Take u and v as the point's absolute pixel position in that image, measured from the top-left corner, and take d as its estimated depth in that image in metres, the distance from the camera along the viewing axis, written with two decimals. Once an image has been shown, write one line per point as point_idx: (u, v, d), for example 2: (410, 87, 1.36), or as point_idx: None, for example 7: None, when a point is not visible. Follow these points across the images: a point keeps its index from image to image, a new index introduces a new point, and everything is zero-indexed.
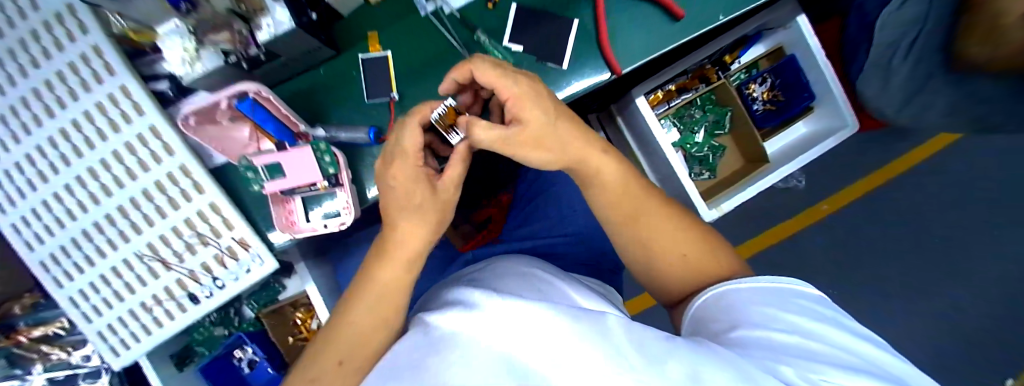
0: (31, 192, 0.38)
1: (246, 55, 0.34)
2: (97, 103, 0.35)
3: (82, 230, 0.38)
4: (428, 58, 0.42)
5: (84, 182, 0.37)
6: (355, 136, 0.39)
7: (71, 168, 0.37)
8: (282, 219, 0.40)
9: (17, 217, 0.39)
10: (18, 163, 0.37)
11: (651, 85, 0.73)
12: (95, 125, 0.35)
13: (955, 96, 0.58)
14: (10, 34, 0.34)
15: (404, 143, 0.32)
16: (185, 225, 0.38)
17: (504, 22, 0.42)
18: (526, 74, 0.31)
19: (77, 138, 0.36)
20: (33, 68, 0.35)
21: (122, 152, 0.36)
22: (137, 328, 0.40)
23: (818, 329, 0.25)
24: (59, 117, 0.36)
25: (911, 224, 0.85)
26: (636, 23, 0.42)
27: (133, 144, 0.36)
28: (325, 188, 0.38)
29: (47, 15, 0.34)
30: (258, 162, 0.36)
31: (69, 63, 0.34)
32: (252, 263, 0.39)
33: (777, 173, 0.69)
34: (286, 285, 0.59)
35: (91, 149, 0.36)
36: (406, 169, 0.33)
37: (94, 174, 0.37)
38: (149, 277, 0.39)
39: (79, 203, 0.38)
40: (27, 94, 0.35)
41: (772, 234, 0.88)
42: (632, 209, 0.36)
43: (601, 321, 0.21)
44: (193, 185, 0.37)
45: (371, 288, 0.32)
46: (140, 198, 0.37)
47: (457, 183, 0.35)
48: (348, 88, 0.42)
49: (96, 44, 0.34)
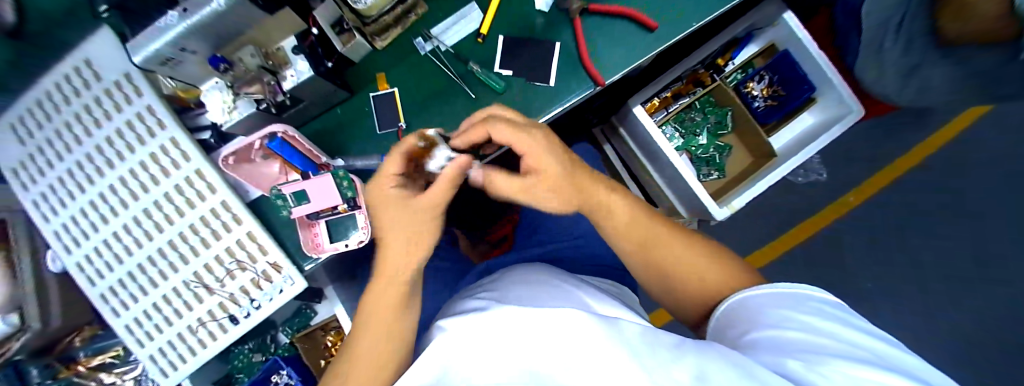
0: (95, 233, 0.43)
1: (274, 102, 0.39)
2: (152, 154, 0.40)
3: (137, 264, 0.43)
4: (430, 87, 0.45)
5: (140, 221, 0.42)
6: (370, 163, 0.44)
7: (129, 210, 0.42)
8: (308, 241, 0.44)
9: (81, 257, 0.44)
10: (85, 208, 0.43)
11: (647, 94, 0.76)
12: (150, 172, 0.41)
13: (959, 72, 0.57)
14: (78, 100, 0.40)
15: (384, 167, 0.35)
16: (226, 253, 0.43)
17: (493, 51, 0.45)
18: (539, 129, 0.35)
19: (135, 184, 0.41)
20: (95, 128, 0.40)
21: (173, 193, 0.41)
22: (183, 351, 0.44)
23: (831, 328, 0.25)
24: (118, 167, 0.41)
25: (935, 209, 0.82)
26: (615, 40, 0.44)
27: (182, 185, 0.41)
28: (345, 210, 0.43)
29: (108, 84, 0.39)
30: (286, 191, 0.39)
31: (126, 121, 0.40)
32: (284, 284, 0.44)
33: (787, 165, 0.70)
34: (316, 311, 0.70)
35: (146, 192, 0.41)
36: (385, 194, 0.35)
37: (149, 214, 0.42)
38: (195, 302, 0.43)
39: (137, 240, 0.42)
40: (91, 151, 0.41)
41: (788, 240, 0.86)
42: (642, 236, 0.37)
43: (615, 326, 0.22)
44: (233, 218, 0.42)
45: (371, 304, 0.34)
46: (188, 232, 0.42)
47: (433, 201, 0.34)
48: (362, 123, 0.45)
49: (149, 105, 0.39)
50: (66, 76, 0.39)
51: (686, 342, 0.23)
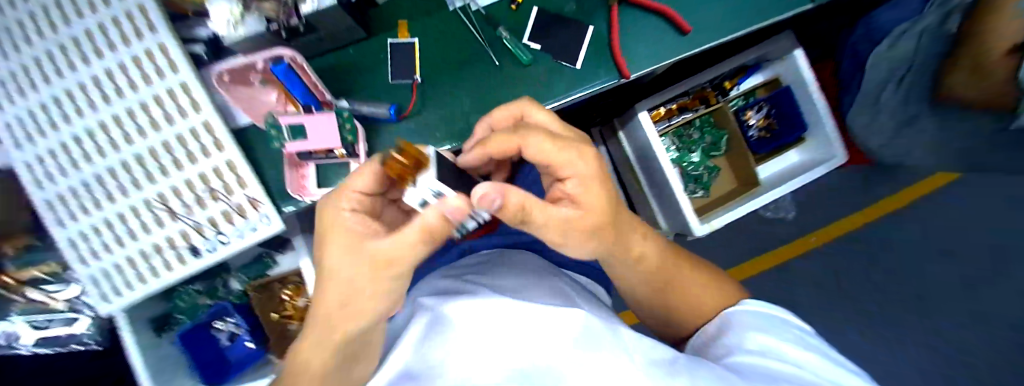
0: (50, 132, 0.38)
1: (288, 25, 0.35)
2: (134, 57, 0.36)
3: (95, 174, 0.39)
4: (451, 47, 0.43)
5: (106, 129, 0.38)
6: (377, 111, 0.40)
7: (96, 114, 0.37)
8: (295, 182, 0.41)
9: (28, 157, 0.39)
10: (42, 103, 0.37)
11: (655, 101, 0.74)
12: (128, 76, 0.36)
13: (942, 131, 0.63)
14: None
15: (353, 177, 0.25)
16: (199, 180, 0.39)
17: (525, 21, 0.43)
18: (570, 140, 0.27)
19: (107, 87, 0.37)
20: (76, 18, 0.35)
21: (150, 103, 0.37)
22: (134, 276, 0.41)
23: (806, 357, 0.28)
24: (95, 66, 0.36)
25: (887, 258, 0.89)
26: (647, 36, 0.44)
27: (161, 97, 0.37)
28: (342, 157, 0.40)
29: None
30: (283, 122, 0.36)
31: (112, 18, 0.35)
32: (260, 223, 0.40)
33: (767, 195, 0.73)
34: (279, 262, 0.61)
35: (121, 98, 0.37)
36: (342, 215, 0.25)
37: (118, 122, 0.38)
38: (155, 225, 0.40)
39: (99, 149, 0.38)
40: (66, 42, 0.36)
41: (759, 263, 0.90)
42: (664, 279, 0.37)
43: (610, 329, 0.28)
44: (214, 143, 0.38)
45: (318, 321, 0.27)
46: (160, 149, 0.38)
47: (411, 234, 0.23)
48: (375, 69, 0.42)
49: (142, 4, 0.35)
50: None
51: (680, 360, 0.26)
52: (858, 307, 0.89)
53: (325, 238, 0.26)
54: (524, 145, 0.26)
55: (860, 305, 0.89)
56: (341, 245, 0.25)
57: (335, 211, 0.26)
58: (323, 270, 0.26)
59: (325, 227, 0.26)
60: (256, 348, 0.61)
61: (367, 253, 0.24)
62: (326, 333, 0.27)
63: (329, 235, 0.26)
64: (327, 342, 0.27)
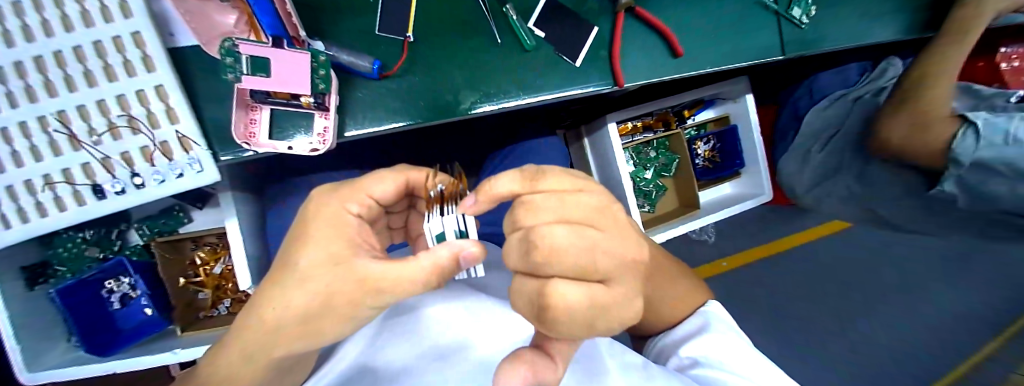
0: None
1: None
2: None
3: None
4: (450, 13, 0.39)
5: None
6: (357, 63, 0.36)
7: None
8: (242, 127, 0.34)
9: None
10: None
11: (627, 114, 0.76)
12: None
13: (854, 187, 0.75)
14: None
15: (370, 185, 0.23)
16: (115, 102, 0.32)
17: (534, 4, 0.41)
18: (607, 231, 0.18)
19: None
20: None
21: None
22: (5, 213, 0.32)
23: (745, 349, 0.43)
24: None
25: (785, 286, 1.01)
26: (644, 50, 0.45)
27: None
28: (307, 105, 0.35)
29: None
30: (244, 50, 0.30)
31: None
32: (188, 169, 0.34)
33: (704, 218, 0.80)
34: (192, 219, 0.55)
35: None
36: (341, 219, 0.22)
37: (15, 9, 0.29)
38: (47, 151, 0.32)
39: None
40: None
41: (705, 271, 0.99)
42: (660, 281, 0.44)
43: None
44: (141, 59, 0.32)
45: (265, 316, 0.22)
46: (67, 55, 0.31)
47: (413, 273, 0.20)
48: (360, 16, 0.37)
49: None
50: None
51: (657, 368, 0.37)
52: (770, 334, 0.97)
53: (306, 241, 0.22)
54: (530, 221, 0.18)
55: (771, 332, 0.97)
56: (326, 255, 0.21)
57: (333, 212, 0.22)
58: (285, 275, 0.22)
59: (308, 227, 0.22)
60: (156, 315, 0.52)
61: (356, 273, 0.20)
62: (271, 338, 0.23)
63: (313, 238, 0.22)
64: (269, 339, 0.23)
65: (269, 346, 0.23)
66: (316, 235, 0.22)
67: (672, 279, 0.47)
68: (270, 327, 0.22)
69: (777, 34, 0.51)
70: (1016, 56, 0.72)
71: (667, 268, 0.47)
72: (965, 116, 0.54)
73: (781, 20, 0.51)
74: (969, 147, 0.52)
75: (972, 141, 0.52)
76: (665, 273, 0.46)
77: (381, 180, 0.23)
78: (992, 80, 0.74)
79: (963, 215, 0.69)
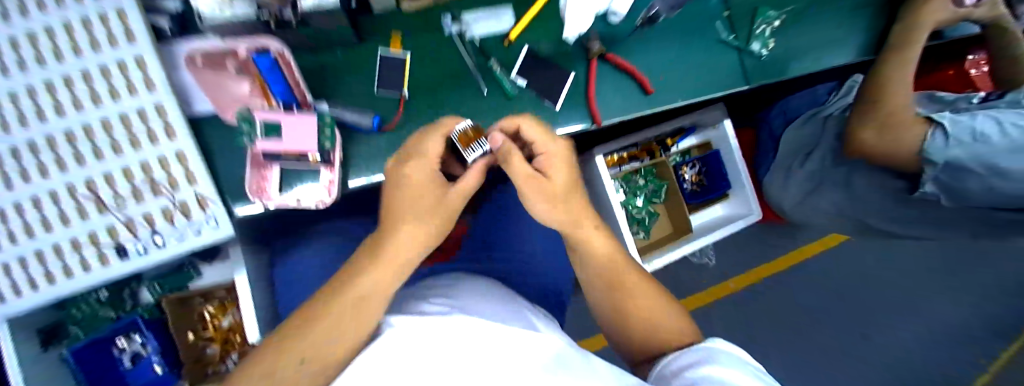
0: None
1: (277, 15, 0.33)
2: (82, 17, 0.33)
3: (10, 147, 0.33)
4: (439, 70, 0.44)
5: (17, 98, 0.33)
6: (359, 120, 0.40)
7: (23, 76, 0.32)
8: (254, 184, 0.38)
9: None
10: None
11: (613, 147, 0.80)
12: (71, 37, 0.32)
13: (838, 203, 0.77)
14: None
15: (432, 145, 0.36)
16: (139, 168, 0.35)
17: (515, 58, 0.46)
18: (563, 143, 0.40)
19: (42, 44, 0.32)
20: None
21: (94, 73, 0.34)
22: (33, 277, 0.35)
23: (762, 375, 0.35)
24: (28, 17, 0.32)
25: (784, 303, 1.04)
26: (617, 88, 0.49)
27: (109, 68, 0.34)
28: (313, 162, 0.38)
29: None
30: (259, 117, 0.34)
31: None
32: (205, 225, 0.37)
33: (696, 242, 0.82)
34: (203, 274, 0.54)
35: (58, 61, 0.33)
36: (426, 167, 0.36)
37: (50, 89, 0.33)
38: (74, 216, 0.35)
39: (5, 121, 0.33)
40: None
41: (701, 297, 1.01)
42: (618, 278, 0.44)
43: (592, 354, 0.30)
44: (164, 128, 0.35)
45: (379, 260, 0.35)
46: (96, 126, 0.34)
47: (467, 192, 0.39)
48: (361, 78, 0.42)
49: None
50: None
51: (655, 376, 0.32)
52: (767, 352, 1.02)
53: (408, 177, 0.36)
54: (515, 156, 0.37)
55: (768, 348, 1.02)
56: (423, 187, 0.36)
57: (422, 163, 0.36)
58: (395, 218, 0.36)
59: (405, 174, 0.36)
60: (166, 373, 0.54)
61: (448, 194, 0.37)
62: (387, 275, 0.34)
63: (412, 175, 0.36)
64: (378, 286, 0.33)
65: (373, 293, 0.33)
66: (412, 176, 0.36)
67: (657, 305, 0.44)
68: (377, 275, 0.34)
69: (739, 67, 0.56)
70: (982, 62, 0.78)
71: (649, 293, 0.44)
72: (933, 118, 0.55)
73: (741, 53, 0.56)
74: (939, 147, 0.53)
75: (942, 142, 0.52)
76: (646, 297, 0.44)
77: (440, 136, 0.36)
78: (963, 86, 0.80)
79: (950, 223, 0.70)
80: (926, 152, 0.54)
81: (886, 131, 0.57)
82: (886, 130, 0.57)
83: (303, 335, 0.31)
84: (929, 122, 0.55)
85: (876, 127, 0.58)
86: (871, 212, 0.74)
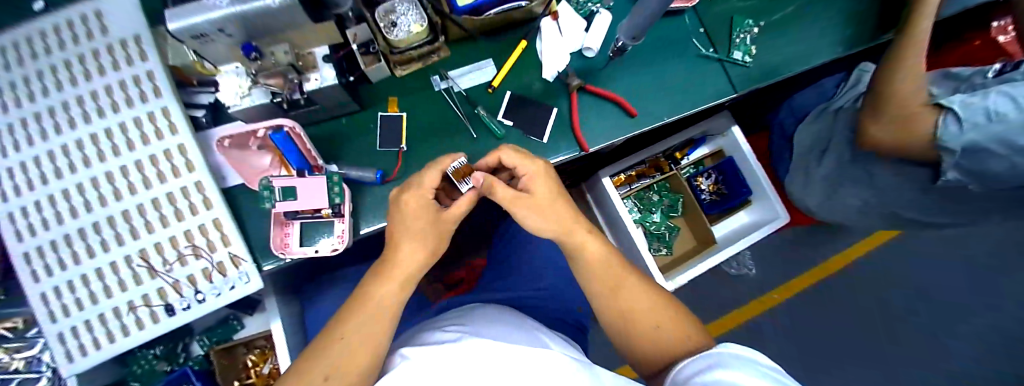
0: (44, 185, 0.39)
1: (289, 98, 0.40)
2: (135, 118, 0.40)
3: (79, 228, 0.40)
4: (432, 122, 0.49)
5: (84, 189, 0.40)
6: (363, 175, 0.45)
7: (90, 170, 0.40)
8: (278, 240, 0.43)
9: (17, 209, 0.39)
10: (36, 157, 0.39)
11: (618, 168, 0.82)
12: (126, 136, 0.40)
13: (869, 198, 0.72)
14: (71, 47, 0.39)
15: (425, 179, 0.39)
16: (183, 236, 0.41)
17: (499, 102, 0.50)
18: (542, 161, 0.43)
19: (104, 144, 0.40)
20: (85, 80, 0.39)
21: (145, 162, 0.41)
22: (100, 336, 0.41)
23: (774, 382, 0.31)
24: (95, 124, 0.40)
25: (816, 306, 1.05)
26: (601, 114, 0.52)
27: (156, 157, 0.41)
28: (327, 216, 0.43)
29: (112, 40, 0.39)
30: (276, 183, 0.40)
31: (119, 80, 0.40)
32: (238, 281, 0.42)
33: (721, 254, 0.79)
34: (244, 325, 0.62)
35: (117, 155, 0.40)
36: (422, 200, 0.39)
37: (110, 178, 0.40)
38: (131, 282, 0.41)
39: (75, 208, 0.40)
40: (71, 101, 0.39)
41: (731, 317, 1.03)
42: (614, 282, 0.45)
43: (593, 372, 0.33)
44: (202, 201, 0.42)
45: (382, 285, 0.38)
46: (146, 205, 0.41)
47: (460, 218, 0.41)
48: (365, 137, 0.48)
49: (151, 71, 0.40)
50: (56, 21, 0.39)
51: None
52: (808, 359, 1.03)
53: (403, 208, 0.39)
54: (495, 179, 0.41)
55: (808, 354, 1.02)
56: (420, 220, 0.39)
57: (418, 195, 0.39)
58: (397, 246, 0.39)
59: (402, 209, 0.39)
60: None
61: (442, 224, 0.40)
62: (387, 297, 0.38)
63: (407, 206, 0.39)
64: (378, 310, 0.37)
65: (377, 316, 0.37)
66: (409, 207, 0.39)
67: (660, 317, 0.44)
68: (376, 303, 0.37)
69: (724, 77, 0.57)
70: None
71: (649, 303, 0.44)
72: (941, 104, 0.51)
73: (724, 64, 0.57)
74: (954, 134, 0.49)
75: (955, 127, 0.49)
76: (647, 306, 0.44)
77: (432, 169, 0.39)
78: None
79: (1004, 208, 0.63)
80: (941, 138, 0.51)
81: (903, 122, 0.54)
82: (904, 122, 0.54)
83: (320, 359, 0.35)
84: (940, 109, 0.52)
85: (893, 118, 0.55)
86: (910, 206, 0.69)
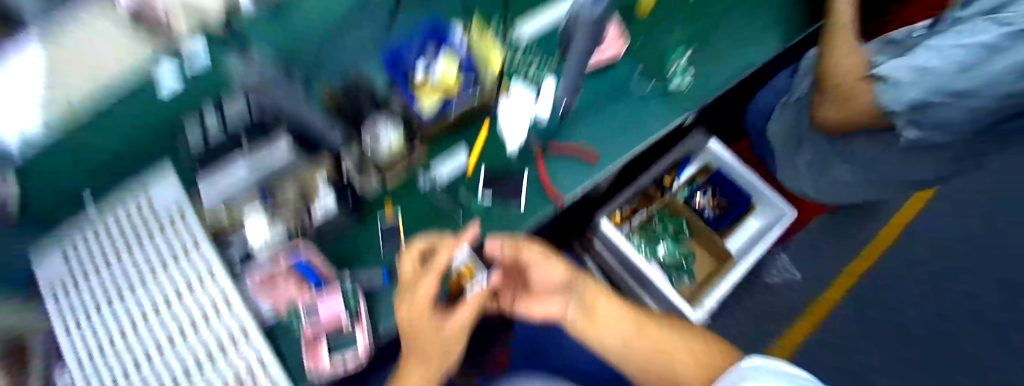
0: (70, 376, 0.36)
1: (303, 231, 0.49)
2: (177, 272, 0.40)
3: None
4: (425, 215, 0.56)
5: (116, 363, 0.37)
6: (375, 279, 0.51)
7: (127, 339, 0.38)
8: (312, 359, 0.45)
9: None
10: (73, 344, 0.37)
11: (613, 208, 0.88)
12: (166, 292, 0.39)
13: (857, 173, 0.73)
14: (111, 227, 0.41)
15: (421, 291, 0.43)
16: (227, 381, 0.37)
17: (476, 184, 0.58)
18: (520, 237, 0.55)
19: (143, 307, 0.39)
20: (125, 251, 0.40)
21: (183, 312, 0.39)
22: None
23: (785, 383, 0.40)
24: (128, 289, 0.39)
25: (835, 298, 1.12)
26: (569, 169, 0.59)
27: (193, 304, 0.40)
28: (348, 327, 0.47)
29: (154, 210, 0.43)
30: (302, 310, 0.46)
31: (160, 241, 0.41)
32: None
33: (738, 271, 0.82)
34: None
35: (156, 314, 0.39)
36: (417, 307, 0.43)
37: (146, 340, 0.38)
38: None
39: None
40: (102, 273, 0.40)
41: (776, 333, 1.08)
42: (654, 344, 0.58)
43: None
44: (242, 333, 0.39)
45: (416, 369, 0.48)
46: (184, 355, 0.38)
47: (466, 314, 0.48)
48: (367, 242, 0.53)
49: (184, 223, 0.42)
50: (98, 213, 0.42)
51: None
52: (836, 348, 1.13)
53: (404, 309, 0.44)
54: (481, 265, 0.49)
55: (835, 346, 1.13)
56: (419, 319, 0.43)
57: (412, 304, 0.43)
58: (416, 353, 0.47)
59: (408, 323, 0.44)
60: None
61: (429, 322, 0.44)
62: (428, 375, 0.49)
63: (406, 307, 0.44)
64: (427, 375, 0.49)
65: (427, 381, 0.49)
66: (406, 307, 0.44)
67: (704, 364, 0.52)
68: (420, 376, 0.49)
69: (666, 109, 0.65)
70: None
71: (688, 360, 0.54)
72: None
73: (663, 97, 0.65)
74: None
75: None
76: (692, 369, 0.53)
77: (424, 281, 0.43)
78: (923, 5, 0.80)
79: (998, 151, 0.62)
80: None
81: (843, 97, 0.65)
82: (845, 96, 0.65)
83: None
84: None
85: (837, 97, 0.66)
86: (901, 174, 0.69)
